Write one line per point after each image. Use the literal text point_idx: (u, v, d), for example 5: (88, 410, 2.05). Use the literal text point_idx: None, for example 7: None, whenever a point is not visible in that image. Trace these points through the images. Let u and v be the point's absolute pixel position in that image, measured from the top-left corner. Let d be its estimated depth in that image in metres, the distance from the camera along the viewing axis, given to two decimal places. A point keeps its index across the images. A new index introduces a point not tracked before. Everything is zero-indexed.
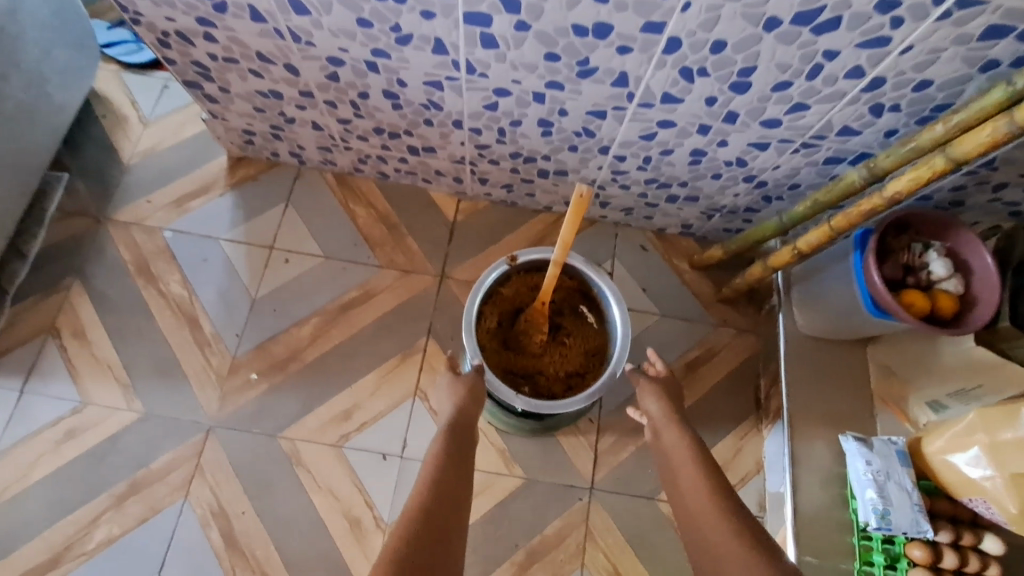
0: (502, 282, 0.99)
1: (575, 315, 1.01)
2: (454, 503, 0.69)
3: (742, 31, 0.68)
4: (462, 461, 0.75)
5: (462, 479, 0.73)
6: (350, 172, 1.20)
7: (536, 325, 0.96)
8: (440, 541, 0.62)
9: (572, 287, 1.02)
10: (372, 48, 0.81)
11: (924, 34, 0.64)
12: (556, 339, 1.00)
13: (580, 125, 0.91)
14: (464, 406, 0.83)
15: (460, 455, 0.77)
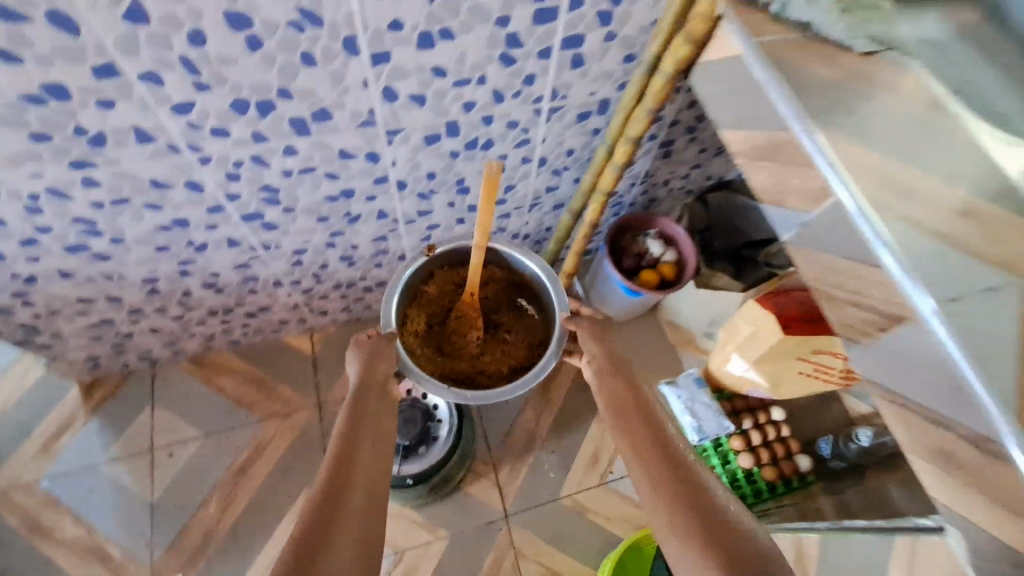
0: (426, 279, 1.10)
1: (513, 310, 1.14)
2: (364, 498, 0.70)
3: (440, 163, 0.94)
4: (375, 453, 0.76)
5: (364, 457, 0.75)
6: (204, 351, 1.33)
7: (468, 323, 1.08)
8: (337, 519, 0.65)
9: (504, 279, 1.14)
10: (177, 261, 0.99)
11: (546, 130, 0.94)
12: (496, 331, 1.13)
13: (374, 249, 1.14)
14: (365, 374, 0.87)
15: (374, 451, 0.77)
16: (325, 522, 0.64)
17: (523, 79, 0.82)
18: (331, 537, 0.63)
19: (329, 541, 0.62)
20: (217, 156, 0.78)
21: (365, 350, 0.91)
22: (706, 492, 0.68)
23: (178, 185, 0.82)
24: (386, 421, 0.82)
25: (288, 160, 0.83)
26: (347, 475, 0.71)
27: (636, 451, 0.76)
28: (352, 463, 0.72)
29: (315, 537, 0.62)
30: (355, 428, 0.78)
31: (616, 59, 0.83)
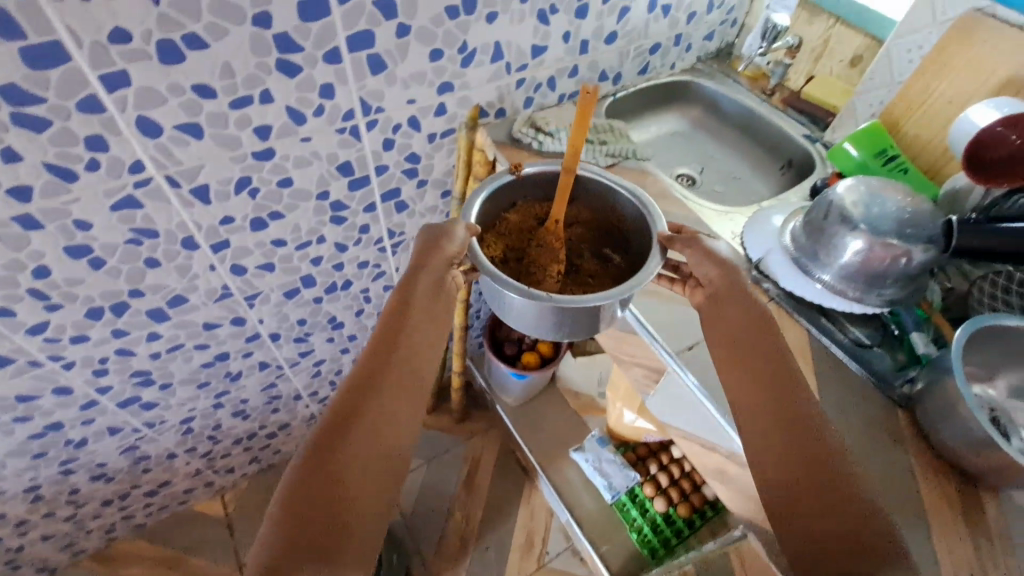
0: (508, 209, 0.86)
1: (598, 259, 0.85)
2: (380, 417, 0.60)
3: (306, 310, 1.04)
4: (385, 410, 0.61)
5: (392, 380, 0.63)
6: (105, 545, 1.26)
7: (548, 254, 0.81)
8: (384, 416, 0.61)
9: (587, 223, 0.87)
10: (57, 462, 0.99)
11: (395, 260, 1.07)
12: (579, 282, 0.84)
13: (265, 398, 1.19)
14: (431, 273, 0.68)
15: (389, 391, 0.62)
16: (337, 435, 0.58)
17: (359, 229, 0.95)
18: (335, 487, 0.55)
19: (333, 489, 0.55)
20: (81, 358, 0.84)
21: (422, 241, 0.69)
22: (820, 442, 0.55)
23: (44, 393, 0.85)
24: (418, 330, 0.66)
25: (154, 344, 0.89)
26: (364, 397, 0.61)
27: (726, 344, 0.62)
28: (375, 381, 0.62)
29: (323, 466, 0.56)
30: (370, 366, 0.63)
31: (434, 196, 0.99)
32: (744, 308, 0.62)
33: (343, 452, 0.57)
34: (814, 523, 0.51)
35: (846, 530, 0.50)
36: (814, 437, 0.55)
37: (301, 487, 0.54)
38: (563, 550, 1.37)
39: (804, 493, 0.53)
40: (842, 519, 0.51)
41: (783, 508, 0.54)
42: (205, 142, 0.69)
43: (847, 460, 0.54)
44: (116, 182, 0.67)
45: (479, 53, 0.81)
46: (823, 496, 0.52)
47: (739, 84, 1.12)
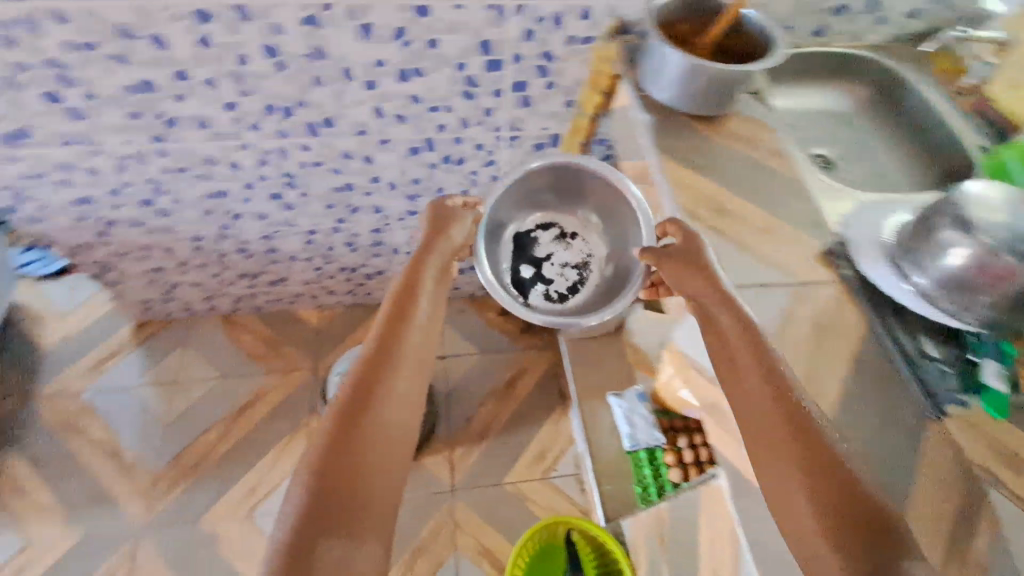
0: (681, 21, 0.89)
1: None
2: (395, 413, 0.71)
3: (423, 171, 1.19)
4: (376, 439, 0.67)
5: (370, 423, 0.67)
6: (233, 311, 1.62)
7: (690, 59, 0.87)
8: (346, 448, 0.65)
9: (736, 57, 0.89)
10: (219, 225, 1.27)
11: (508, 154, 1.17)
12: None
13: (373, 239, 1.40)
14: (401, 305, 0.81)
15: (392, 382, 0.72)
16: (351, 456, 0.64)
17: (483, 111, 1.06)
18: (346, 450, 0.64)
19: (353, 460, 0.64)
20: (253, 144, 1.06)
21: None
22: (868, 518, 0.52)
23: (223, 163, 1.09)
24: (412, 351, 0.77)
25: (304, 154, 1.10)
26: (367, 414, 0.68)
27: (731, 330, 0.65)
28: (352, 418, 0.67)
29: (336, 437, 0.65)
30: (371, 366, 0.72)
31: (559, 102, 1.06)
32: (701, 277, 0.69)
33: (353, 434, 0.66)
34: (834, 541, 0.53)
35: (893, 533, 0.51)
36: (786, 398, 0.60)
37: (318, 458, 0.63)
38: (568, 475, 1.45)
39: (834, 505, 0.54)
40: (845, 501, 0.54)
41: (804, 508, 0.55)
42: None
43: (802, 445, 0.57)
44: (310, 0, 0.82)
45: None
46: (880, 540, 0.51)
47: (930, 80, 0.99)
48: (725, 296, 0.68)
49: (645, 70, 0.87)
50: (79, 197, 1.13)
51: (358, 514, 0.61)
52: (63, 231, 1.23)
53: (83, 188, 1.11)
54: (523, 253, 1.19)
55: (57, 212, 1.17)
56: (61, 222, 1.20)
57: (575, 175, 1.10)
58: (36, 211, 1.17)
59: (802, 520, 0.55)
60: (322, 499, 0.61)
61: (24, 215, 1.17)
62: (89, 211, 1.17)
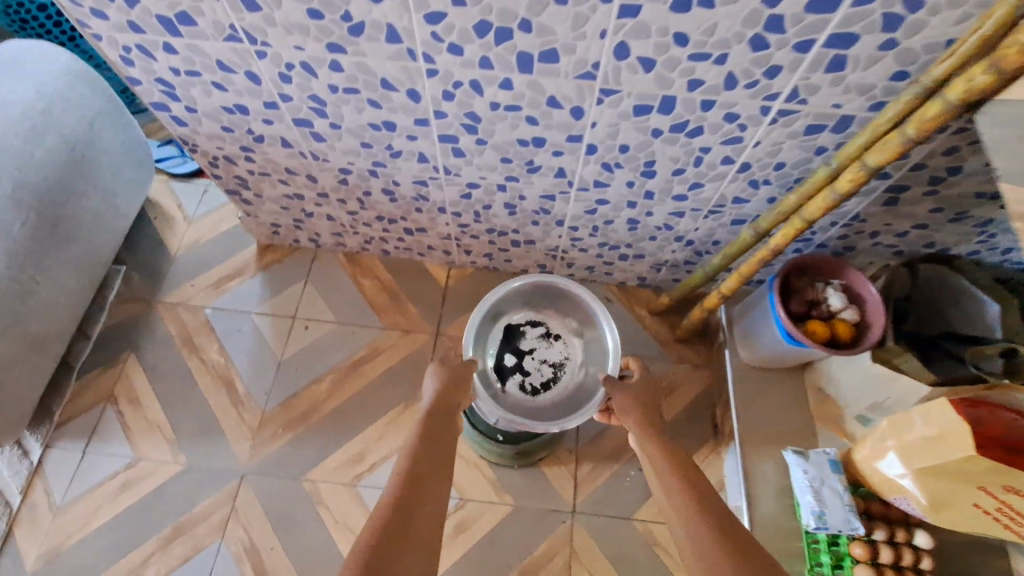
0: None
1: None
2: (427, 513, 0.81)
3: (638, 137, 0.90)
4: (427, 502, 0.82)
5: (424, 491, 0.83)
6: (359, 250, 1.45)
7: None
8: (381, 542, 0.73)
9: None
10: (371, 161, 1.06)
11: (764, 133, 0.85)
12: None
13: (537, 206, 1.14)
14: (439, 402, 0.99)
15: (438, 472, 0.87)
16: (394, 540, 0.75)
17: (766, 69, 0.74)
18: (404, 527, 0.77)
19: (403, 548, 0.74)
20: (444, 70, 0.81)
21: None
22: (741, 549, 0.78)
23: (401, 89, 0.86)
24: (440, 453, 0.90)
25: (501, 93, 0.84)
26: (423, 488, 0.83)
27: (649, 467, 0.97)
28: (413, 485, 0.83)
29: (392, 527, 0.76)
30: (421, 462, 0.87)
31: (884, 71, 0.72)
32: (642, 423, 1.01)
33: (417, 490, 0.83)
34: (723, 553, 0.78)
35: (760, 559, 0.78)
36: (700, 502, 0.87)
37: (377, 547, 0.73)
38: None
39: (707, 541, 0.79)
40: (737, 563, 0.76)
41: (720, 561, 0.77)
42: None
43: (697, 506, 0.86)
44: None
45: None
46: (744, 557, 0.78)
47: None
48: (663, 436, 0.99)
49: None
50: (231, 104, 0.96)
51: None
52: (205, 138, 1.08)
53: (236, 94, 0.93)
54: (509, 342, 1.22)
55: (204, 116, 1.01)
56: (207, 128, 1.03)
57: (564, 299, 1.21)
58: (183, 113, 1.01)
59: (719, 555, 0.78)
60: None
61: (170, 114, 1.02)
62: (237, 121, 1.00)
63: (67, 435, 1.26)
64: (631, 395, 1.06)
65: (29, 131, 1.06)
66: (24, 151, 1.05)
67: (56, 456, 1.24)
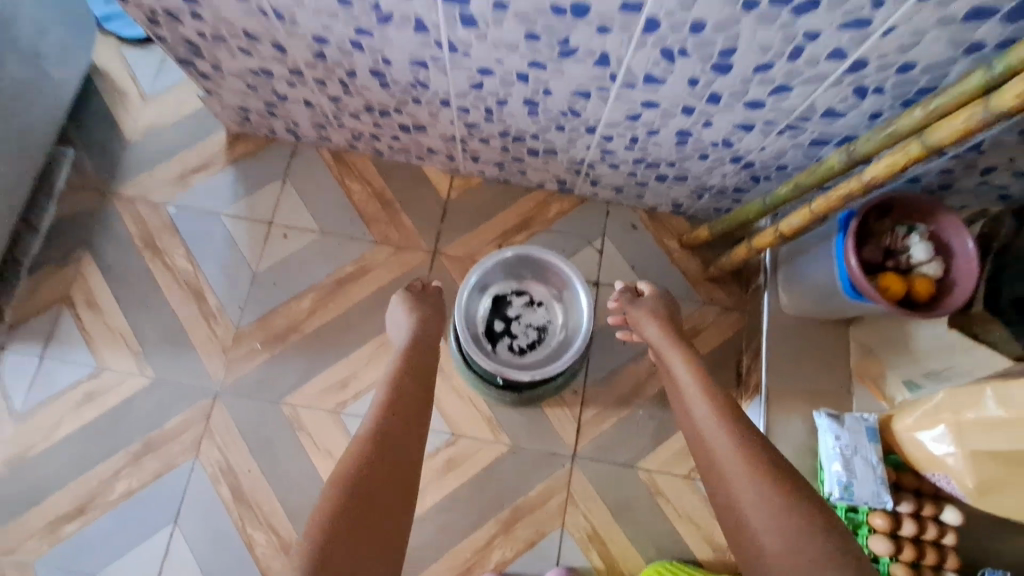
0: None
1: None
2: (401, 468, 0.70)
3: (721, 12, 0.64)
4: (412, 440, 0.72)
5: (410, 423, 0.73)
6: (346, 149, 1.23)
7: None
8: (369, 493, 0.64)
9: None
10: (354, 28, 0.81)
11: (906, 15, 0.60)
12: None
13: (566, 105, 0.91)
14: (422, 328, 0.86)
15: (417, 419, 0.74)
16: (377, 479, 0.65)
17: None
18: (372, 489, 0.64)
19: (385, 492, 0.65)
20: None
21: None
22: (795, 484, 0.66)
23: None
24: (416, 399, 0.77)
25: None
26: (407, 417, 0.73)
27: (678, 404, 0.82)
28: (397, 414, 0.73)
29: (358, 491, 0.63)
30: (394, 408, 0.73)
31: None
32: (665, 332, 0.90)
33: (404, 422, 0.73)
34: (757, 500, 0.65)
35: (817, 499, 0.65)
36: (735, 445, 0.71)
37: (354, 495, 0.63)
38: None
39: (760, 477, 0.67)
40: (775, 528, 0.62)
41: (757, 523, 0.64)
42: None
43: (733, 438, 0.72)
44: None
45: None
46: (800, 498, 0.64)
47: None
48: (691, 353, 0.85)
49: None
50: None
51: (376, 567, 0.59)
52: None
53: None
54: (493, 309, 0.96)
55: None
56: None
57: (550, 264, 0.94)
58: None
59: (748, 499, 0.66)
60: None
61: None
62: None
63: (21, 338, 1.13)
64: (647, 308, 0.93)
65: None
66: None
67: (10, 360, 1.12)
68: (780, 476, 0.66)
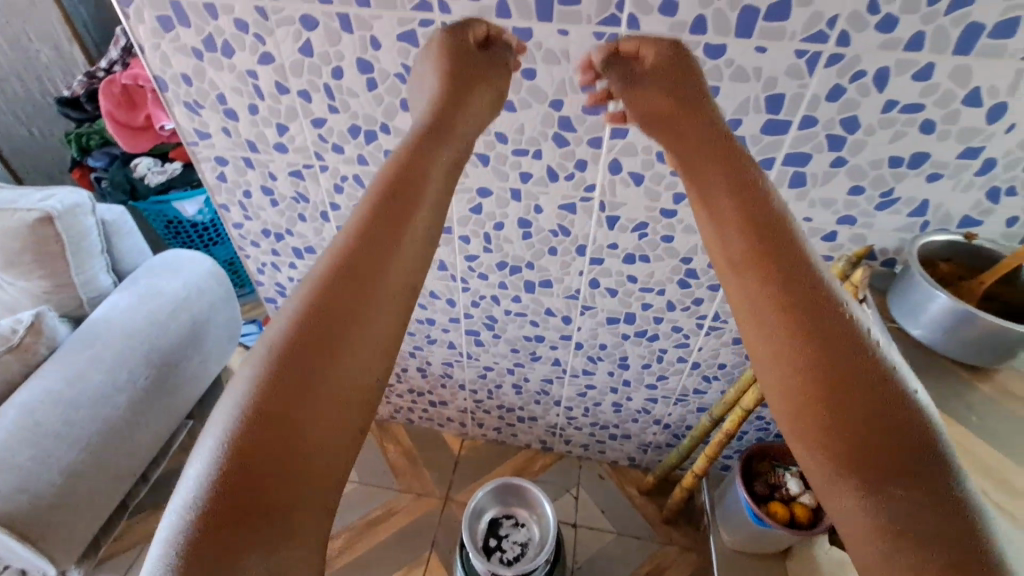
0: (940, 259, 0.83)
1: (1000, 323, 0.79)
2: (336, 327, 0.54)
3: (613, 338, 1.21)
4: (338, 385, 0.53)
5: (338, 333, 0.54)
6: (388, 419, 1.71)
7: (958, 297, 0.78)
8: (269, 439, 0.48)
9: (1004, 306, 0.79)
10: (412, 345, 1.40)
11: (704, 342, 1.15)
12: None
13: (539, 387, 1.42)
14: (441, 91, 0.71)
15: (384, 310, 0.58)
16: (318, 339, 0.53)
17: (694, 299, 1.06)
18: (300, 394, 0.51)
19: (294, 430, 0.49)
20: (474, 288, 1.18)
21: None
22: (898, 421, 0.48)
23: (443, 298, 1.23)
24: (396, 255, 0.60)
25: (512, 304, 1.19)
26: (337, 343, 0.54)
27: (721, 257, 0.60)
28: (320, 352, 0.53)
29: (309, 338, 0.53)
30: (333, 292, 0.55)
31: None
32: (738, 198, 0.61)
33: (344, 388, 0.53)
34: (846, 422, 0.49)
35: (910, 433, 0.48)
36: (789, 305, 0.54)
37: (258, 410, 0.49)
38: None
39: (826, 415, 0.50)
40: (824, 373, 0.51)
41: (847, 499, 0.48)
42: (640, 189, 0.90)
43: (797, 339, 0.53)
44: (572, 192, 0.93)
45: (898, 204, 0.82)
46: (876, 416, 0.49)
47: None
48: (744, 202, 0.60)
49: (896, 297, 0.82)
50: None
51: (291, 518, 0.48)
52: None
53: None
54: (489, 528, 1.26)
55: None
56: None
57: (530, 491, 1.28)
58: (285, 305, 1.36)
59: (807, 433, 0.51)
60: (227, 501, 0.46)
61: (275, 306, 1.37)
62: None
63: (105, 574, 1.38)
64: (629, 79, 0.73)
65: (171, 312, 1.38)
66: (164, 325, 1.36)
67: None
68: (820, 381, 0.51)
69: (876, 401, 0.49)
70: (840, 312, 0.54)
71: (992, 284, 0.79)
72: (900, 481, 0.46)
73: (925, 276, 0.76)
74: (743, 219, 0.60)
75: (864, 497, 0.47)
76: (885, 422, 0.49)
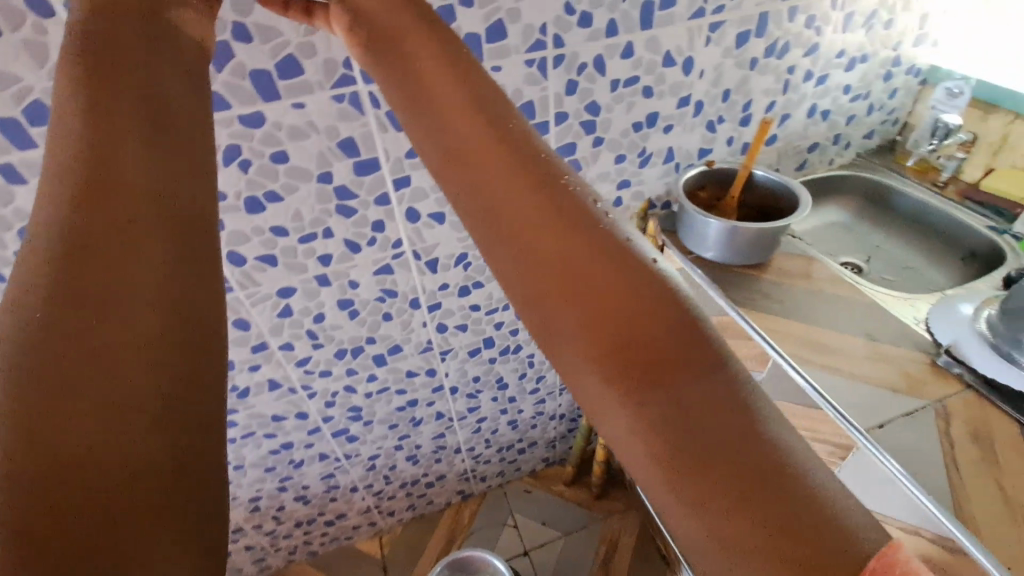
0: (699, 190, 0.98)
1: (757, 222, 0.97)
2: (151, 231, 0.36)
3: (482, 367, 1.19)
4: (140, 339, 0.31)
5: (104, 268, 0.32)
6: (286, 567, 1.45)
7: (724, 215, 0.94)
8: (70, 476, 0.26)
9: (754, 207, 0.98)
10: (278, 479, 1.19)
11: None
12: None
13: (433, 446, 1.34)
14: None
15: (152, 154, 0.37)
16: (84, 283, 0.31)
17: None
18: (89, 374, 0.29)
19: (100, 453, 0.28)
20: (321, 389, 1.05)
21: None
22: (687, 339, 0.34)
23: (290, 416, 1.07)
24: (139, 104, 0.38)
25: (369, 385, 1.09)
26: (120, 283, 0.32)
27: (465, 190, 0.43)
28: (105, 310, 0.31)
29: (77, 296, 0.30)
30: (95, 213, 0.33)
31: None
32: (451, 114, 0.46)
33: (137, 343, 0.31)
34: (644, 359, 0.34)
35: (703, 356, 0.34)
36: (545, 255, 0.39)
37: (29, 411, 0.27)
38: None
39: (604, 347, 0.35)
40: (610, 327, 0.35)
41: (631, 439, 0.33)
42: (446, 226, 0.89)
43: (552, 256, 0.38)
44: (381, 254, 0.88)
45: (654, 159, 0.95)
46: (664, 341, 0.34)
47: (910, 180, 1.14)
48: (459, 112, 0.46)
49: (685, 233, 0.95)
50: None
51: (137, 527, 0.27)
52: None
53: None
54: None
55: None
56: None
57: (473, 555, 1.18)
58: None
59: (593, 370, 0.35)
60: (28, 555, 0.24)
61: None
62: None
63: None
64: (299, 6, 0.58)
65: None
66: None
67: None
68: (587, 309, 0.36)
69: (658, 326, 0.35)
70: (613, 241, 0.39)
71: (740, 194, 0.96)
72: (728, 464, 0.31)
73: (698, 209, 0.89)
74: (492, 139, 0.44)
75: (681, 498, 0.31)
76: (703, 387, 0.33)
